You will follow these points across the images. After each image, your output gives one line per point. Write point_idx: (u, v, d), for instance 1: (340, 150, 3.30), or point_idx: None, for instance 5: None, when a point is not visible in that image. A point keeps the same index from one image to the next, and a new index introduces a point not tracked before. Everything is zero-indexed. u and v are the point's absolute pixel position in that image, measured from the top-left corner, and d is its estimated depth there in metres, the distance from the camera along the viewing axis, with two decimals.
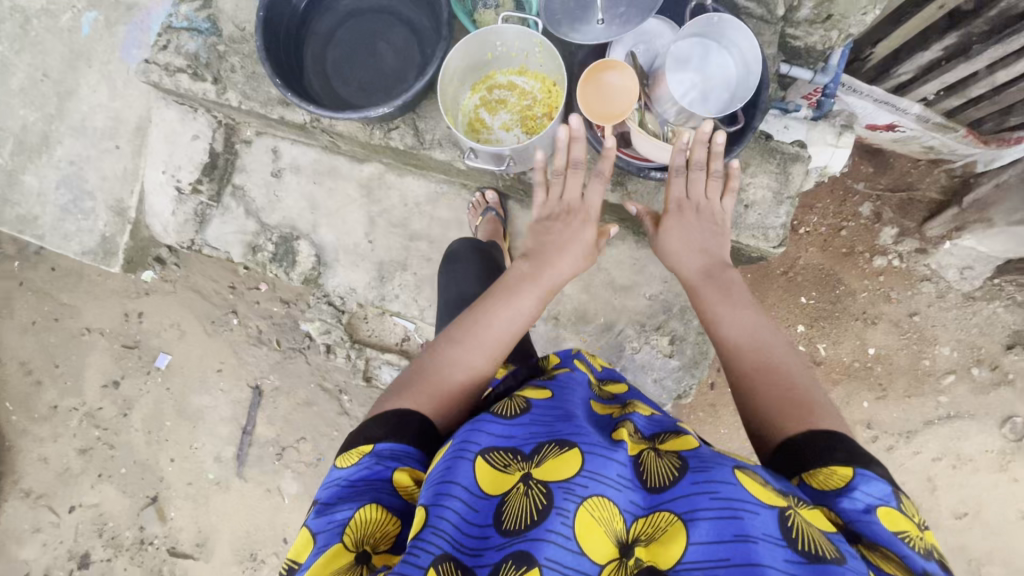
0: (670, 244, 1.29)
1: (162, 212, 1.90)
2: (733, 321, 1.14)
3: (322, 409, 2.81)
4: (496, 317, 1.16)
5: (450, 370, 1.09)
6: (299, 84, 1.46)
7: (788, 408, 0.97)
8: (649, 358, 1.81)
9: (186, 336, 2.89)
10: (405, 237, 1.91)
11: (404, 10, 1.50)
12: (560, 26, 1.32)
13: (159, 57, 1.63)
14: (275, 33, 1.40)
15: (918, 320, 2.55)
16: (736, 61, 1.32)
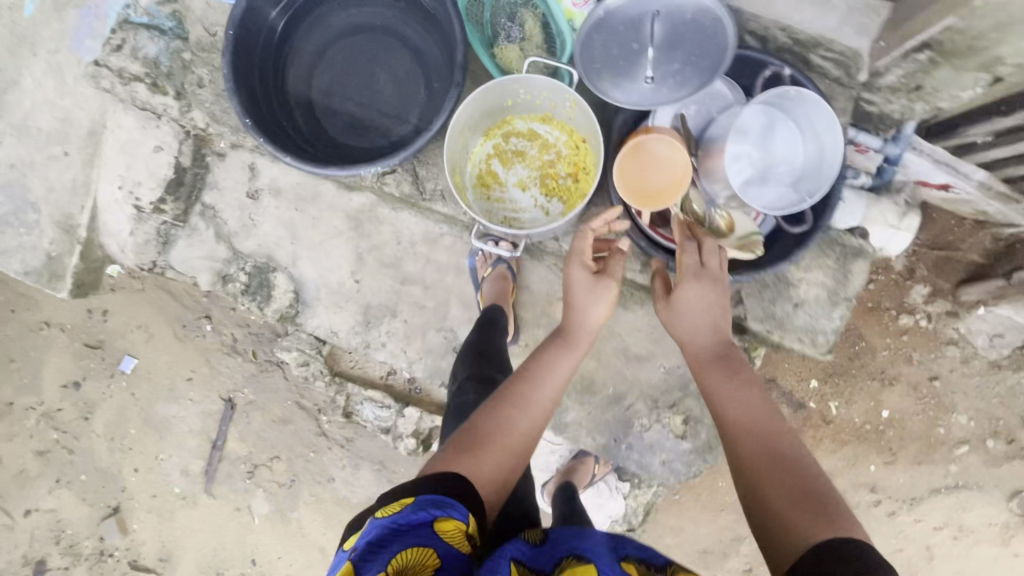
0: (675, 314, 1.08)
1: (120, 231, 1.66)
2: (745, 408, 0.99)
3: (299, 428, 2.63)
4: (542, 379, 1.16)
5: (504, 434, 1.07)
6: (277, 119, 1.20)
7: (807, 517, 0.82)
8: (659, 437, 1.65)
9: (154, 340, 2.66)
10: (396, 280, 1.69)
11: (410, 32, 1.25)
12: (600, 78, 1.10)
13: (111, 59, 1.51)
14: (249, 59, 1.15)
15: (938, 384, 2.26)
16: (810, 144, 1.10)
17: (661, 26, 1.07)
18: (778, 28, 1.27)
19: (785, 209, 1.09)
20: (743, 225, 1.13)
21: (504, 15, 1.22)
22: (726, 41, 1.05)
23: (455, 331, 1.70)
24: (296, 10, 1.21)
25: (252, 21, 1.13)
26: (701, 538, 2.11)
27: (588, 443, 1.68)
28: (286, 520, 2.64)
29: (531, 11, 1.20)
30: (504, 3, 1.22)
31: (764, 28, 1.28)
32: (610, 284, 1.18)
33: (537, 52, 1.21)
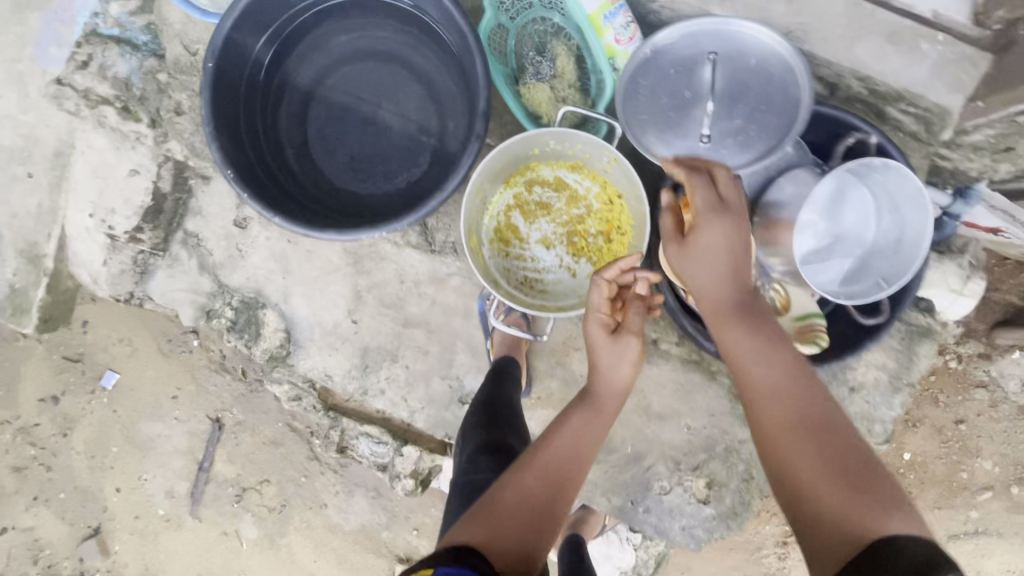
0: (689, 262, 0.88)
1: (91, 261, 1.49)
2: (773, 372, 0.82)
3: (291, 451, 2.48)
4: (567, 434, 0.98)
5: (519, 498, 0.91)
6: (268, 162, 1.03)
7: (849, 504, 0.71)
8: (679, 501, 1.52)
9: (138, 354, 2.49)
10: (398, 322, 1.54)
11: (421, 60, 1.07)
12: (647, 133, 0.93)
13: (74, 78, 1.36)
14: (233, 96, 0.98)
15: (959, 430, 1.89)
16: (888, 219, 0.94)
17: (719, 75, 0.93)
18: (854, 76, 1.11)
19: (854, 297, 0.94)
20: (800, 304, 0.99)
21: (531, 46, 1.08)
22: (800, 95, 0.89)
23: (461, 380, 1.55)
24: (288, 33, 1.04)
25: (237, 50, 0.96)
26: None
27: (602, 504, 1.55)
28: (277, 547, 2.51)
29: (564, 44, 1.06)
30: (533, 32, 1.08)
31: (837, 74, 1.13)
32: (631, 338, 0.98)
33: (568, 91, 1.06)
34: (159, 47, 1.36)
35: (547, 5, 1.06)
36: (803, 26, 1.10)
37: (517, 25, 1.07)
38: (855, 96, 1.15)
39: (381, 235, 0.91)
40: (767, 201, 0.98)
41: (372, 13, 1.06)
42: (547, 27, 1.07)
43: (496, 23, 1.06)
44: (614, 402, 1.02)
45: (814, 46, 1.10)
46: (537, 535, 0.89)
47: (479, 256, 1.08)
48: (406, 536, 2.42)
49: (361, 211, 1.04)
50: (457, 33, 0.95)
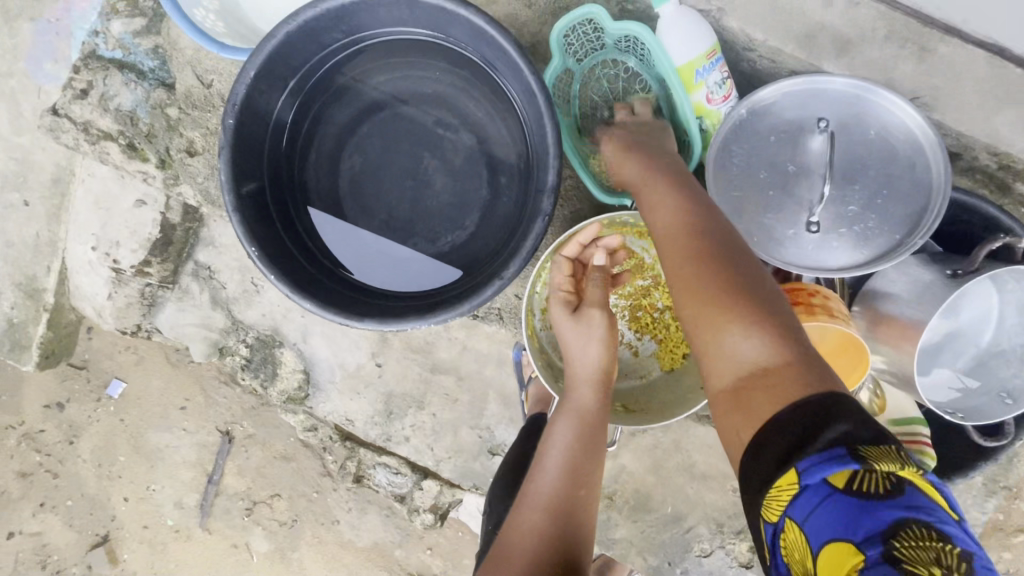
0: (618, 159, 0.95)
1: (95, 295, 1.38)
2: (674, 223, 0.77)
3: (302, 468, 2.01)
4: (555, 450, 0.91)
5: (527, 543, 0.85)
6: (295, 225, 0.91)
7: (741, 350, 0.68)
8: (720, 564, 1.43)
9: (146, 363, 2.04)
10: (426, 368, 1.43)
11: (473, 109, 0.95)
12: (762, 221, 0.88)
13: (70, 108, 1.22)
14: (256, 156, 0.84)
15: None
16: (1016, 319, 0.90)
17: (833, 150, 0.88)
18: (988, 150, 1.02)
19: (969, 413, 0.92)
20: (900, 406, 1.00)
21: (602, 91, 1.08)
22: (931, 180, 0.86)
23: (491, 430, 1.43)
24: (317, 76, 0.90)
25: (261, 103, 0.82)
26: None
27: (637, 563, 1.46)
28: (288, 560, 2.06)
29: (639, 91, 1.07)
30: (603, 75, 1.08)
31: (965, 145, 1.03)
32: (593, 312, 0.92)
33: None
34: (169, 75, 1.21)
35: (621, 48, 1.05)
36: (932, 90, 0.99)
37: (584, 67, 1.06)
38: (980, 167, 1.07)
39: (428, 325, 0.81)
40: (874, 293, 0.94)
41: (417, 53, 0.93)
42: (619, 70, 1.08)
43: (565, 67, 1.05)
44: (589, 395, 0.93)
45: (945, 112, 1.00)
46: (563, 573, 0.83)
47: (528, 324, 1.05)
48: (422, 556, 2.00)
49: (402, 280, 0.94)
50: (524, 90, 0.82)
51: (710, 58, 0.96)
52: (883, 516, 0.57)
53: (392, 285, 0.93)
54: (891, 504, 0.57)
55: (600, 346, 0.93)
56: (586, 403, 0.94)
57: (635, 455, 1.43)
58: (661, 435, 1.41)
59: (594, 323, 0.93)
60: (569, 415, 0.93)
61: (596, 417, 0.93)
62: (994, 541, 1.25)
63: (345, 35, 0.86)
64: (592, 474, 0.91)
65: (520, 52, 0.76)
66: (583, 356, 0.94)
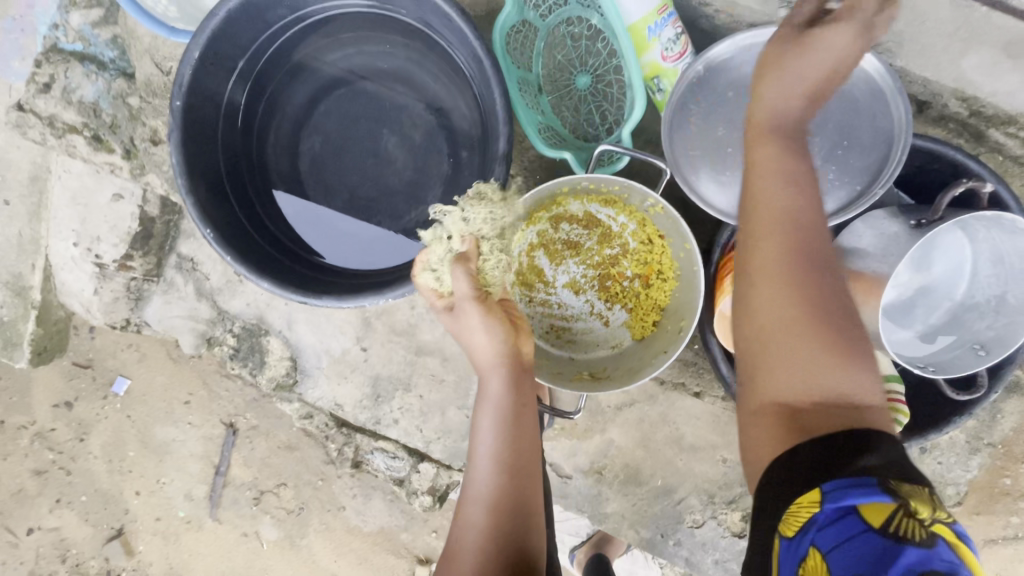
0: (794, 60, 0.72)
1: (81, 291, 1.40)
2: (789, 205, 0.71)
3: (305, 456, 2.04)
4: (479, 449, 0.86)
5: (469, 539, 0.82)
6: (257, 212, 0.91)
7: (799, 354, 0.68)
8: (712, 535, 1.43)
9: (147, 360, 2.07)
10: (410, 350, 1.43)
11: (429, 81, 0.94)
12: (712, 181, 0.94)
13: (37, 104, 1.24)
14: (211, 140, 0.84)
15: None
16: (989, 271, 0.90)
17: None
18: (956, 96, 1.04)
19: (941, 366, 0.93)
20: (875, 365, 0.97)
21: (568, 49, 1.06)
22: (892, 127, 0.87)
23: None
24: (267, 55, 0.88)
25: (213, 84, 0.82)
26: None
27: (630, 536, 1.46)
28: (297, 547, 2.10)
29: (602, 48, 1.04)
30: (568, 33, 1.05)
31: (933, 92, 1.06)
32: (468, 311, 0.83)
33: (599, 100, 1.06)
34: (129, 65, 1.24)
35: (584, 3, 1.01)
36: (896, 35, 1.02)
37: (548, 23, 1.04)
38: (951, 116, 1.09)
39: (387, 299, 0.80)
40: (842, 249, 0.91)
41: (369, 26, 0.91)
42: (584, 27, 1.05)
43: (524, 19, 1.02)
44: (497, 382, 0.86)
45: (907, 59, 1.02)
46: (517, 562, 0.80)
47: None
48: (427, 539, 2.03)
49: (365, 258, 0.93)
50: (471, 57, 0.80)
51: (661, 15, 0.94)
52: (907, 558, 0.56)
53: (356, 264, 0.93)
54: (924, 553, 0.56)
55: (493, 340, 0.84)
56: (497, 391, 0.86)
57: (622, 429, 1.42)
58: (647, 407, 1.41)
59: (488, 324, 0.84)
60: (485, 404, 0.86)
61: (515, 400, 0.86)
62: (993, 502, 1.23)
63: (291, 11, 0.85)
64: (528, 463, 0.86)
65: (463, 17, 0.75)
66: (480, 350, 0.85)
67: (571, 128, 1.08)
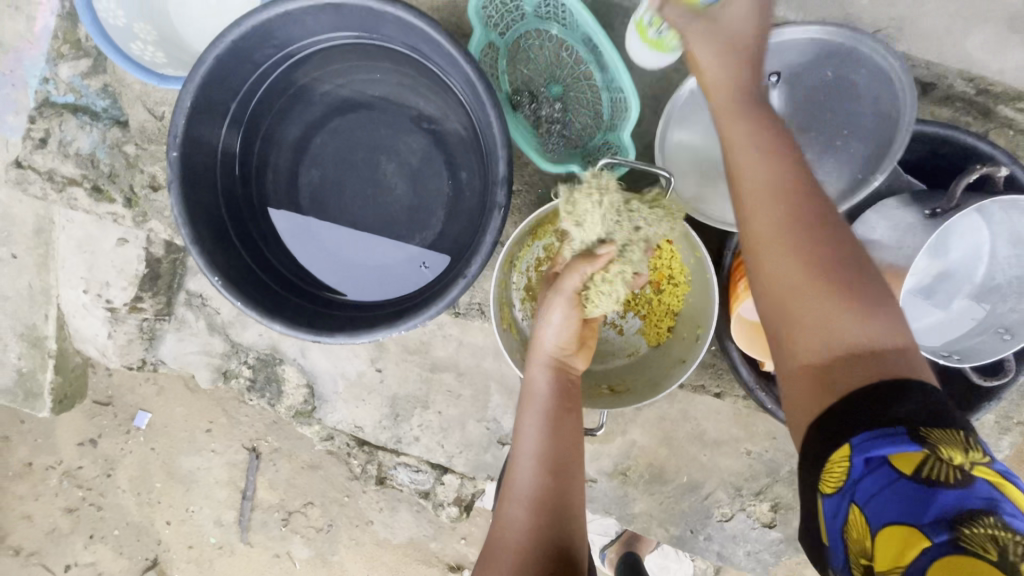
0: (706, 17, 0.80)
1: (95, 336, 1.41)
2: (762, 166, 0.74)
3: (329, 474, 2.06)
4: (524, 444, 0.94)
5: (510, 538, 0.89)
6: (262, 253, 0.89)
7: (823, 313, 0.67)
8: (742, 527, 1.43)
9: (167, 393, 2.09)
10: (424, 367, 1.43)
11: (423, 104, 0.93)
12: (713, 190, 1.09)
13: (35, 157, 1.26)
14: (210, 187, 0.83)
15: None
16: (1010, 252, 0.89)
17: (788, 99, 1.00)
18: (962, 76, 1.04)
19: (966, 353, 0.92)
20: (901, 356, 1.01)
21: (530, 63, 1.05)
22: (896, 112, 0.93)
23: (498, 421, 1.44)
24: (259, 96, 0.88)
25: (206, 132, 0.81)
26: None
27: (660, 534, 1.46)
28: (330, 564, 2.12)
29: (568, 58, 1.04)
30: (528, 47, 1.05)
31: (938, 74, 1.04)
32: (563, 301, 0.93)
33: (579, 108, 1.05)
34: (121, 112, 1.24)
35: (541, 15, 1.02)
36: (894, 22, 1.02)
37: (508, 40, 1.04)
38: (958, 95, 1.05)
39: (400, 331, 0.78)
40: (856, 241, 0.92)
41: (358, 56, 0.90)
42: (544, 39, 1.05)
43: (489, 41, 1.01)
44: (543, 375, 0.97)
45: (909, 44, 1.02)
46: (558, 558, 0.86)
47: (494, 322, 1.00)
48: (457, 546, 2.05)
49: (374, 288, 0.92)
50: (464, 81, 0.79)
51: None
52: (946, 500, 0.57)
53: (366, 296, 0.91)
54: (962, 493, 0.57)
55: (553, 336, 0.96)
56: (539, 386, 0.97)
57: (644, 430, 1.42)
58: (667, 406, 1.39)
59: (569, 315, 0.94)
60: (535, 402, 0.96)
61: (557, 397, 0.96)
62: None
63: (282, 50, 0.84)
64: (567, 461, 0.94)
65: (453, 41, 0.74)
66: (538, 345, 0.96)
67: (569, 138, 1.05)
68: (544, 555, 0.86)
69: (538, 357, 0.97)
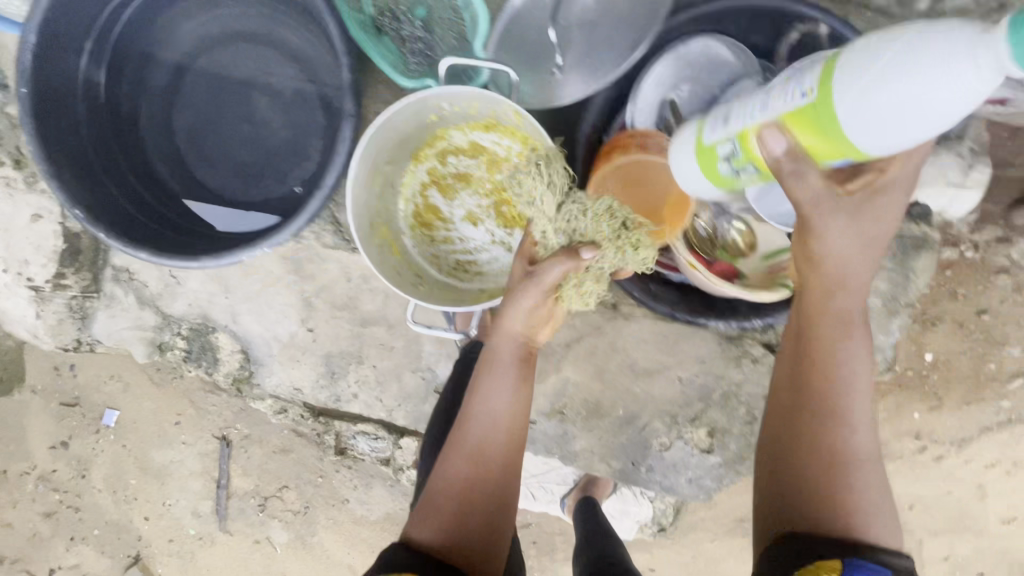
0: (853, 226, 0.75)
1: (24, 316, 1.45)
2: (839, 379, 0.79)
3: (301, 457, 2.04)
4: (484, 406, 0.92)
5: (454, 490, 0.91)
6: (147, 193, 1.06)
7: (852, 508, 0.76)
8: (682, 455, 1.44)
9: (132, 389, 2.07)
10: (354, 322, 1.44)
11: (279, 38, 1.07)
12: (535, 86, 1.05)
13: None
14: (75, 124, 0.99)
15: (986, 319, 1.59)
16: None
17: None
18: None
19: None
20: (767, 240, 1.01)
21: None
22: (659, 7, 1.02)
23: (433, 370, 1.46)
24: (116, 38, 1.05)
25: (64, 63, 0.98)
26: (736, 506, 1.87)
27: (603, 470, 1.48)
28: (310, 546, 2.11)
29: None
30: None
31: None
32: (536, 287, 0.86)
33: (437, 30, 1.05)
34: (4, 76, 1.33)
35: None
36: None
37: None
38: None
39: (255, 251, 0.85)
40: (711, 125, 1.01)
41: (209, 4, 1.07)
42: None
43: None
44: (510, 350, 0.92)
45: None
46: (497, 507, 0.91)
47: (366, 251, 0.93)
48: None
49: (240, 219, 1.09)
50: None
51: (795, 96, 0.66)
52: None
53: (237, 225, 1.08)
54: None
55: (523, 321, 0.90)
56: (502, 357, 0.93)
57: (577, 366, 1.43)
58: (596, 338, 1.41)
59: (542, 300, 0.88)
60: (504, 367, 0.92)
61: (522, 374, 0.93)
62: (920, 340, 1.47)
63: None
64: (521, 426, 0.94)
65: None
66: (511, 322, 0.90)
67: (431, 58, 1.06)
68: (484, 501, 0.91)
69: (509, 339, 0.91)
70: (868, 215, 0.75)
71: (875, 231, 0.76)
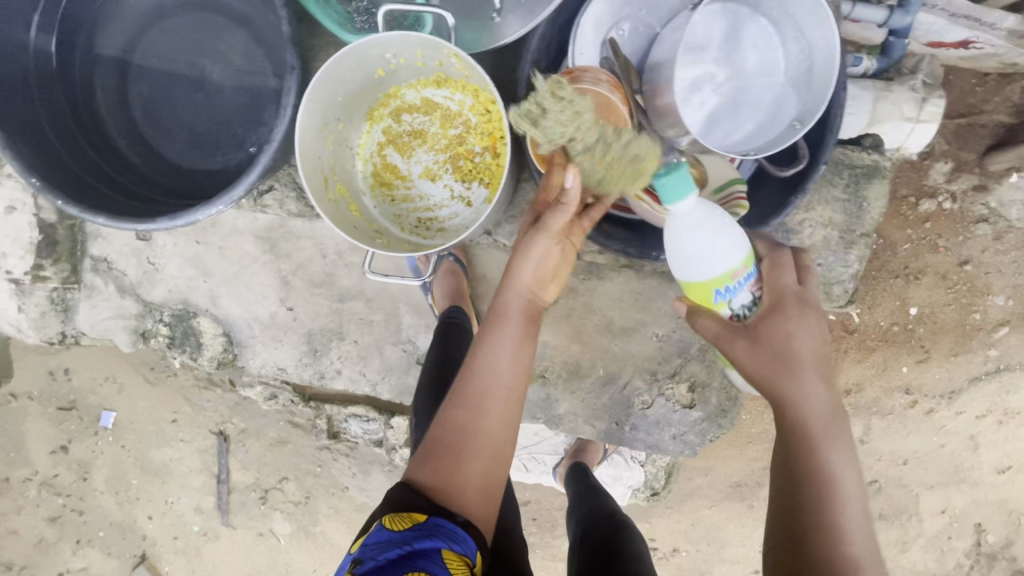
0: (761, 353, 0.84)
1: (8, 310, 1.49)
2: (805, 479, 0.78)
3: (298, 447, 2.01)
4: (499, 363, 0.90)
5: (471, 444, 0.88)
6: (104, 163, 1.15)
7: None
8: (664, 412, 1.44)
9: (127, 391, 2.07)
10: (332, 299, 1.45)
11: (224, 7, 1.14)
12: (476, 35, 1.04)
13: None
14: (30, 96, 1.07)
15: (969, 270, 1.58)
16: (796, 49, 0.95)
17: None
18: None
19: (764, 147, 0.95)
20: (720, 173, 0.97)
21: None
22: None
23: (413, 342, 1.47)
24: (63, 10, 1.11)
25: (15, 35, 1.05)
26: (732, 472, 1.86)
27: (588, 431, 1.49)
28: (313, 535, 2.10)
29: None
30: None
31: None
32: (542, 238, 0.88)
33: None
34: None
35: None
36: None
37: None
38: None
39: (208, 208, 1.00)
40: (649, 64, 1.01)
41: None
42: None
43: None
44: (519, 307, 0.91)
45: None
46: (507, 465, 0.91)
47: (325, 208, 1.00)
48: None
49: (196, 187, 1.16)
50: None
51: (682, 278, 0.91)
52: None
53: (193, 191, 1.16)
54: None
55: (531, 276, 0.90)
56: (511, 313, 0.91)
57: (554, 330, 1.45)
58: (571, 300, 1.43)
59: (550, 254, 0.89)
60: (508, 322, 0.91)
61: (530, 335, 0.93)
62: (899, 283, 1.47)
63: None
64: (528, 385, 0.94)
65: None
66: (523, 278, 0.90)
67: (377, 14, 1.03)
68: (500, 459, 0.90)
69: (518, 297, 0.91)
70: (797, 344, 0.83)
71: (808, 351, 0.83)
